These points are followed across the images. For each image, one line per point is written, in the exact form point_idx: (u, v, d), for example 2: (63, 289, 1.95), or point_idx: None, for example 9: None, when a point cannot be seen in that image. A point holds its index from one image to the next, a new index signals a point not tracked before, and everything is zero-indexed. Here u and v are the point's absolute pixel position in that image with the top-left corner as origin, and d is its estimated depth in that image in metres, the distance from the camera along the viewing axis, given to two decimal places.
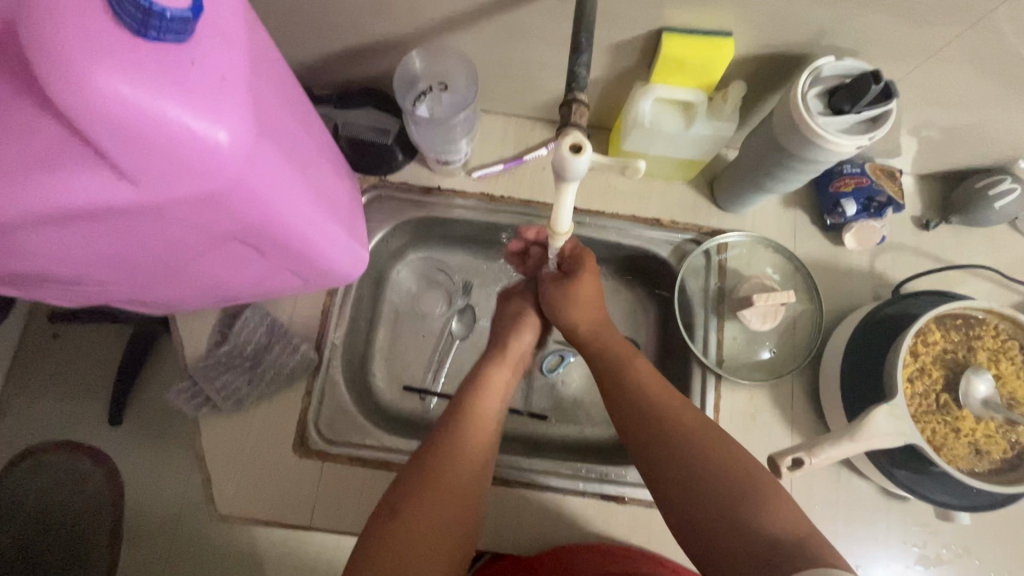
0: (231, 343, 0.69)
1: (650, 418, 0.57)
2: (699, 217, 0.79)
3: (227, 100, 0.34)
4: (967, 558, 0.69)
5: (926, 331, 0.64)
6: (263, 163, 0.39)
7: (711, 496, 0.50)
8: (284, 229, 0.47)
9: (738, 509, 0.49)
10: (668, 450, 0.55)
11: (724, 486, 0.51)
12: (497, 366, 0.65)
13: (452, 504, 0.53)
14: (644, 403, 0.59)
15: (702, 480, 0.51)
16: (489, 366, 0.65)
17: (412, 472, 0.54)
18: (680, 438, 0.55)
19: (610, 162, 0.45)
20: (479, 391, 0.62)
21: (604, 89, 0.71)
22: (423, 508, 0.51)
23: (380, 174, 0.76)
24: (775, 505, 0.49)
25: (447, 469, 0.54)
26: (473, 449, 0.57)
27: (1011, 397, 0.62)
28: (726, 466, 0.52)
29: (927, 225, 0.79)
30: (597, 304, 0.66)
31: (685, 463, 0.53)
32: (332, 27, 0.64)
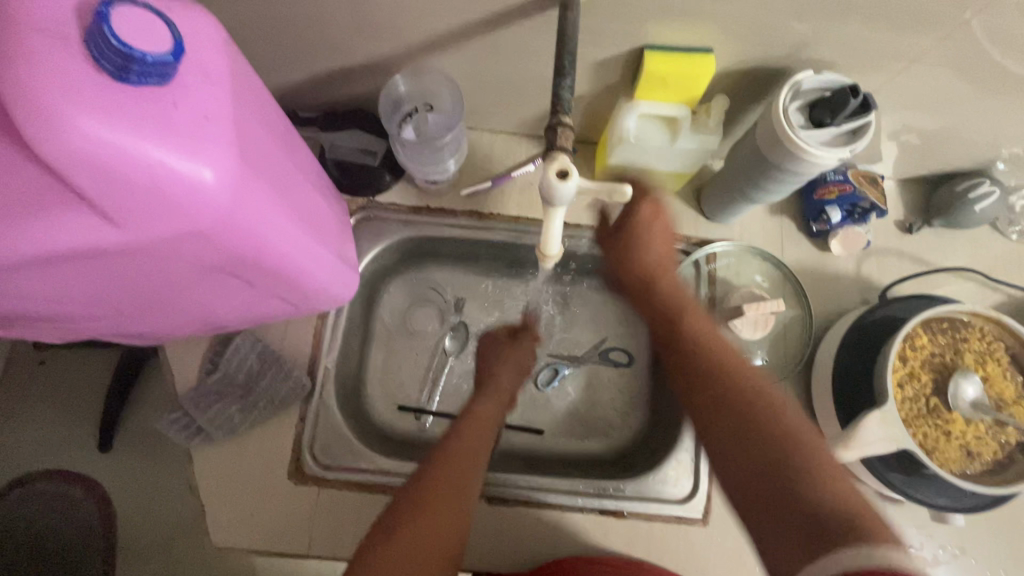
0: (221, 372, 0.68)
1: (705, 376, 0.54)
2: (686, 228, 0.79)
3: (212, 139, 0.34)
4: (964, 559, 0.69)
5: (914, 335, 0.65)
6: (250, 198, 0.38)
7: (766, 457, 0.46)
8: (274, 257, 0.46)
9: (798, 482, 0.44)
10: (736, 417, 0.49)
11: (786, 456, 0.45)
12: (487, 400, 0.68)
13: (440, 528, 0.53)
14: (702, 361, 0.55)
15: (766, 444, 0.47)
16: (480, 399, 0.68)
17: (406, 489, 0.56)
18: (746, 403, 0.50)
19: (595, 188, 0.47)
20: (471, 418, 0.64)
21: (589, 104, 0.72)
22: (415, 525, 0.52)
23: (368, 195, 0.76)
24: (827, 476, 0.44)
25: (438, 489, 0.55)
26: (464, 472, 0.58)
27: (999, 398, 0.63)
28: (782, 439, 0.47)
29: (910, 228, 0.80)
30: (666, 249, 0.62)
31: (743, 432, 0.48)
32: (316, 50, 0.64)
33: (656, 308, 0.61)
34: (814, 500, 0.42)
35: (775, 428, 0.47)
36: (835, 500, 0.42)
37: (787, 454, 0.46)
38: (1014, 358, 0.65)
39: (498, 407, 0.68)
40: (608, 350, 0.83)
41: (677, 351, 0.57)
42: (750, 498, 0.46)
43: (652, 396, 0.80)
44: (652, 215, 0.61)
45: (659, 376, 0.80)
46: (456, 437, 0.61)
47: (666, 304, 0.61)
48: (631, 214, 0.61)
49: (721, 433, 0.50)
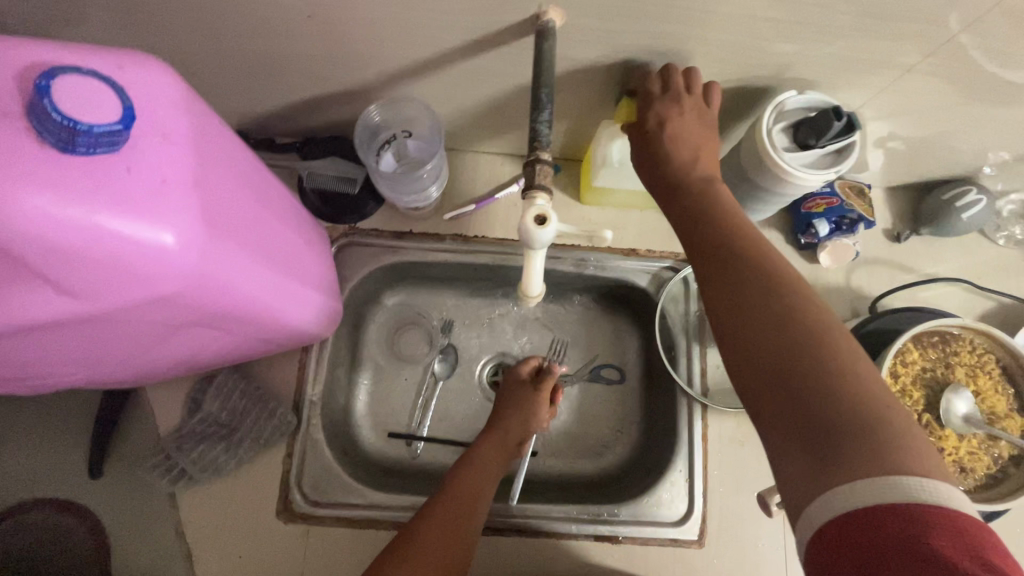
0: (205, 412, 0.66)
1: (732, 255, 0.46)
2: (675, 243, 0.78)
3: (172, 202, 0.33)
4: None
5: (905, 351, 0.64)
6: (218, 256, 0.37)
7: (781, 329, 0.41)
8: (249, 306, 0.45)
9: (832, 410, 0.37)
10: (767, 331, 0.41)
11: (817, 376, 0.38)
12: (485, 446, 0.68)
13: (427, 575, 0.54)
14: (730, 238, 0.47)
15: (770, 312, 0.42)
16: (482, 444, 0.68)
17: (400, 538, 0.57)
18: (779, 314, 0.42)
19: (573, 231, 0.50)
20: (468, 466, 0.65)
21: (571, 123, 0.71)
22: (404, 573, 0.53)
23: (351, 222, 0.75)
24: (851, 374, 0.38)
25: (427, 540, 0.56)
26: (454, 526, 0.58)
27: (991, 412, 0.63)
28: (812, 344, 0.40)
29: (899, 237, 0.80)
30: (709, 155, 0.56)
31: (746, 282, 0.44)
32: (288, 78, 0.62)
33: (660, 175, 0.55)
34: (831, 406, 0.37)
35: (802, 332, 0.40)
36: (872, 429, 0.36)
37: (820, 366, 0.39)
38: (1006, 370, 0.64)
39: (500, 456, 0.68)
40: (600, 368, 0.82)
41: (700, 236, 0.49)
42: (755, 347, 0.41)
43: (646, 415, 0.79)
44: (697, 108, 0.55)
45: (652, 394, 0.79)
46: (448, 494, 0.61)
47: (683, 177, 0.53)
48: (678, 85, 0.55)
49: (739, 320, 0.43)
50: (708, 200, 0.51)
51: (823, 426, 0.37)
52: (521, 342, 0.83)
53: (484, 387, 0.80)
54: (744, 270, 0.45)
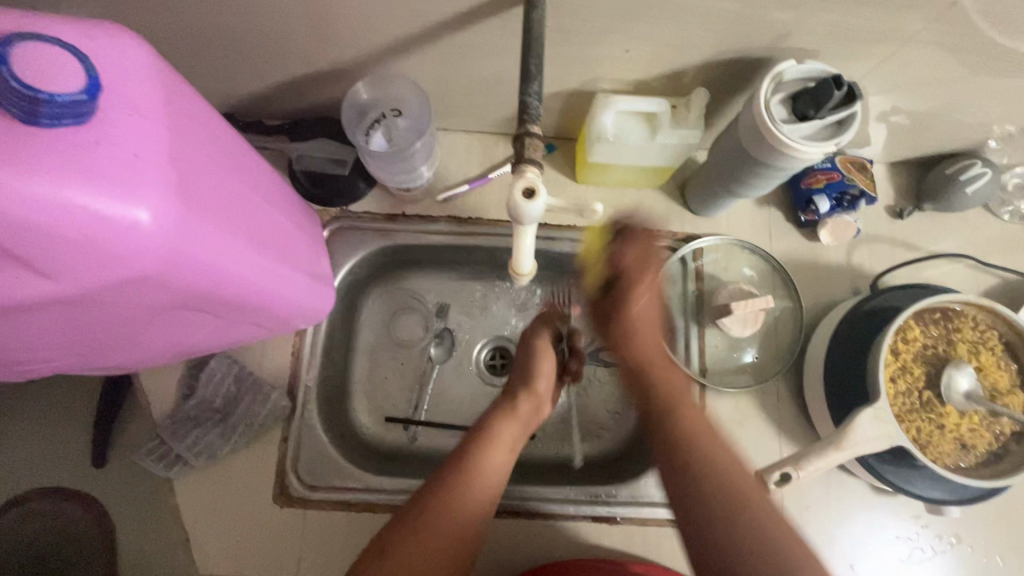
0: (200, 397, 0.66)
1: (689, 466, 0.57)
2: (672, 223, 0.77)
3: (146, 177, 0.32)
4: (961, 547, 0.69)
5: (906, 327, 0.63)
6: (198, 235, 0.36)
7: (734, 522, 0.52)
8: (236, 289, 0.44)
9: (732, 511, 0.53)
10: (698, 457, 0.57)
11: (710, 468, 0.56)
12: (507, 422, 0.63)
13: (437, 558, 0.53)
14: (687, 449, 0.58)
15: (728, 491, 0.54)
16: (502, 418, 0.63)
17: (410, 514, 0.54)
18: (728, 502, 0.54)
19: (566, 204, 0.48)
20: (488, 444, 0.60)
21: (565, 100, 0.69)
22: (415, 557, 0.52)
23: (342, 205, 0.74)
24: (779, 528, 0.52)
25: (442, 522, 0.54)
26: (470, 508, 0.56)
27: (993, 388, 0.62)
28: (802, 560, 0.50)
29: (901, 213, 0.78)
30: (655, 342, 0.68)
31: (720, 503, 0.54)
32: (272, 56, 0.61)
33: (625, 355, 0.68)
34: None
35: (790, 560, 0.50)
36: (774, 546, 0.51)
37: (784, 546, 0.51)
38: (1009, 346, 0.63)
39: (520, 430, 0.63)
40: (597, 350, 0.81)
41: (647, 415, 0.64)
42: (720, 544, 0.52)
43: None
44: (652, 285, 0.69)
45: None
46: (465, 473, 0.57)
47: (639, 365, 0.67)
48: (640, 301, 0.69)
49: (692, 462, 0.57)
50: (662, 387, 0.65)
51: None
52: (517, 325, 0.82)
53: (481, 370, 0.80)
54: (687, 454, 0.58)
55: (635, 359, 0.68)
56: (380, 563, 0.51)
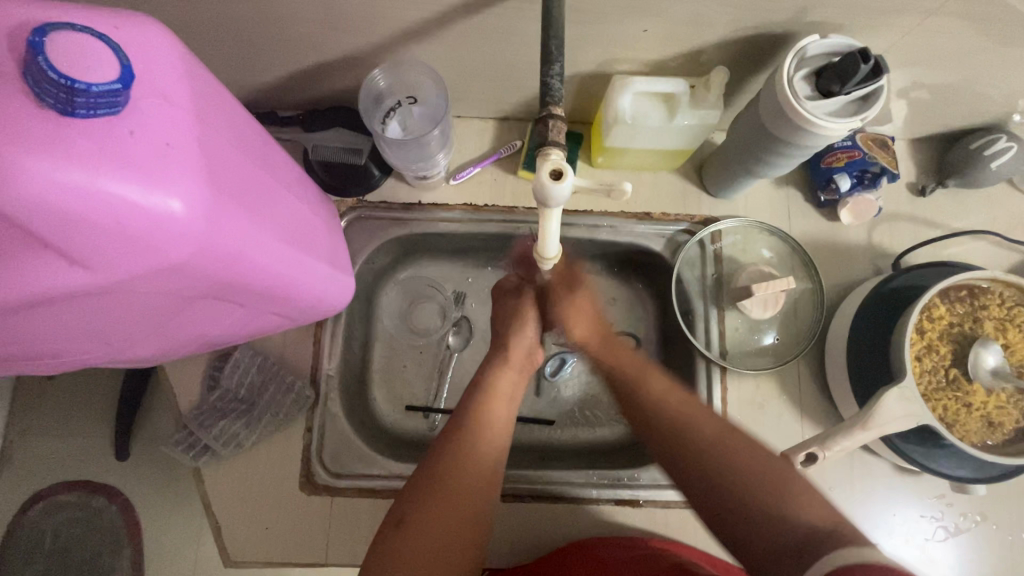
0: (224, 388, 0.66)
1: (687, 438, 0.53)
2: (689, 206, 0.76)
3: (177, 168, 0.32)
4: (986, 525, 0.69)
5: (931, 306, 0.62)
6: (226, 224, 0.36)
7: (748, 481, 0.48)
8: (261, 277, 0.44)
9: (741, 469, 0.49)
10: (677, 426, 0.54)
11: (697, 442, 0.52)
12: (505, 372, 0.62)
13: (456, 503, 0.50)
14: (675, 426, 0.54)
15: (724, 461, 0.50)
16: (500, 369, 0.62)
17: (421, 474, 0.52)
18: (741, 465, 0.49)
19: (598, 185, 0.48)
20: (490, 393, 0.59)
21: (580, 83, 0.68)
22: (430, 515, 0.49)
23: (357, 195, 0.73)
24: (798, 493, 0.46)
25: (461, 468, 0.52)
26: (482, 455, 0.54)
27: (1021, 365, 0.61)
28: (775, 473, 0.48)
29: (923, 190, 0.77)
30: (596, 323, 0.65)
31: (730, 463, 0.49)
32: (286, 46, 0.60)
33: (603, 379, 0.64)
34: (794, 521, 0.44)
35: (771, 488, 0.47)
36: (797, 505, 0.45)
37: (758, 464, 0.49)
38: None
39: (517, 378, 0.62)
40: (615, 336, 0.82)
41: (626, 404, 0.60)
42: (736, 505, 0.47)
43: None
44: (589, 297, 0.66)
45: (668, 360, 0.79)
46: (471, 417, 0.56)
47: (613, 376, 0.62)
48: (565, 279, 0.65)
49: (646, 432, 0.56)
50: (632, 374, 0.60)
51: (795, 546, 0.43)
52: None
53: None
54: (677, 430, 0.54)
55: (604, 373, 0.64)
56: (393, 537, 0.48)
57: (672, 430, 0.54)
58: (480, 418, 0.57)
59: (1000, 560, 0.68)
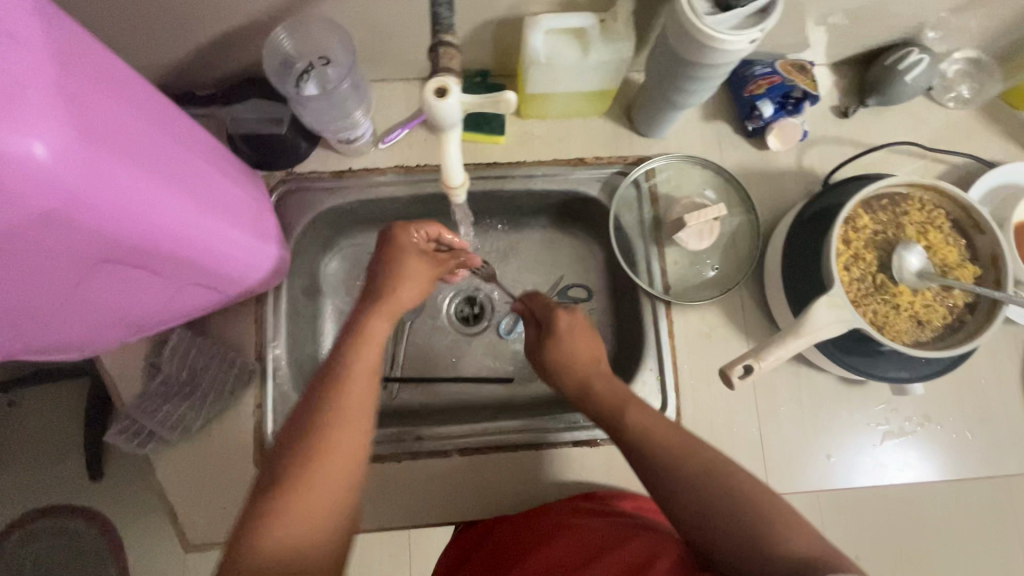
0: (165, 372, 0.65)
1: (675, 459, 0.52)
2: (622, 148, 0.77)
3: (39, 109, 0.32)
4: (931, 425, 0.71)
5: (854, 217, 0.64)
6: (109, 174, 0.36)
7: (748, 517, 0.48)
8: (172, 244, 0.44)
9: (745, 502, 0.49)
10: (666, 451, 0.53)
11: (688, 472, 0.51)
12: (376, 317, 0.54)
13: (327, 476, 0.45)
14: (665, 454, 0.53)
15: (725, 497, 0.49)
16: (366, 314, 0.54)
17: (289, 437, 0.47)
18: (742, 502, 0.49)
19: (480, 100, 0.46)
20: (358, 343, 0.52)
21: (497, 32, 0.68)
22: (301, 491, 0.44)
23: (286, 168, 0.72)
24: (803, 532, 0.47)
25: (326, 436, 0.46)
26: (349, 412, 0.48)
27: (944, 264, 0.63)
28: (769, 509, 0.48)
29: (846, 112, 0.78)
30: (589, 355, 0.63)
31: (733, 498, 0.49)
32: (186, 14, 0.59)
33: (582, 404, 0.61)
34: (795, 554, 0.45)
35: (766, 523, 0.47)
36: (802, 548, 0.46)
37: (761, 497, 0.49)
38: (955, 223, 0.64)
39: (391, 324, 0.55)
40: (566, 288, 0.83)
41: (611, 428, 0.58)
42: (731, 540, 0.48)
43: (615, 323, 0.80)
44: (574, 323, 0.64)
45: (619, 305, 0.80)
46: (340, 371, 0.49)
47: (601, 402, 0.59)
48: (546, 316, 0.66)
49: (637, 459, 0.54)
50: (614, 400, 0.59)
51: None
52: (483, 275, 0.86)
53: (452, 322, 0.84)
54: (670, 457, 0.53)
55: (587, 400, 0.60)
56: (266, 500, 0.44)
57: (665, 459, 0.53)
58: (349, 372, 0.49)
59: (947, 457, 0.71)
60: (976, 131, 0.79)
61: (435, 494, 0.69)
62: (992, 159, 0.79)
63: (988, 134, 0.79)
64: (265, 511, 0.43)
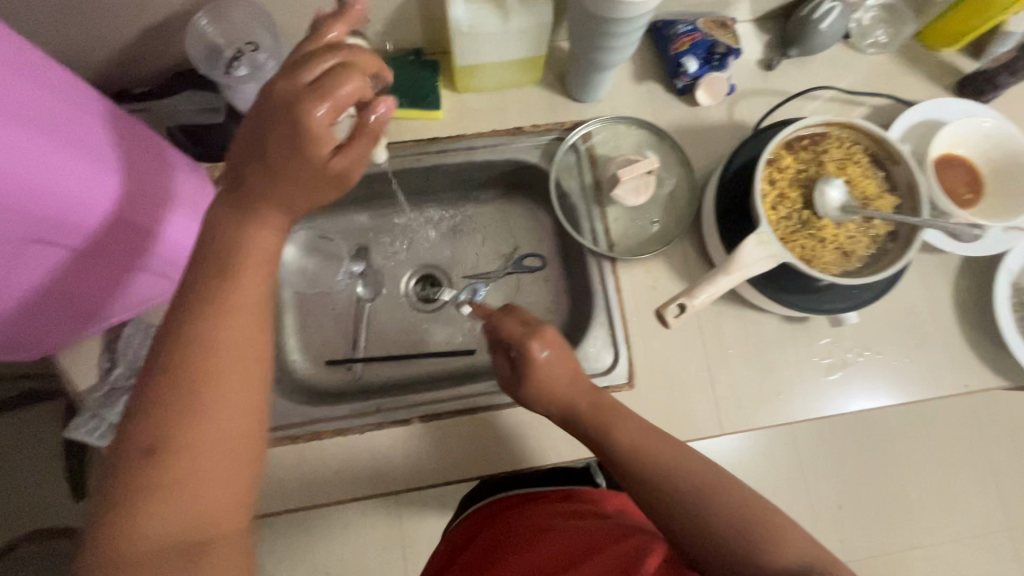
0: (122, 364, 0.66)
1: (667, 482, 0.55)
2: (559, 115, 0.79)
3: None
4: (871, 355, 0.75)
5: (777, 159, 0.67)
6: (21, 150, 0.41)
7: (740, 530, 0.51)
8: (83, 212, 0.48)
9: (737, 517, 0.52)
10: (658, 474, 0.56)
11: (680, 491, 0.54)
12: (269, 236, 0.44)
13: (223, 441, 0.41)
14: (657, 476, 0.56)
15: (719, 513, 0.52)
16: (254, 222, 0.44)
17: (159, 390, 0.41)
18: (735, 515, 0.52)
19: None
20: (244, 269, 0.43)
21: (423, 9, 0.69)
22: (195, 457, 0.40)
23: (230, 158, 0.74)
24: (787, 537, 0.50)
25: (208, 388, 0.41)
26: (240, 362, 0.43)
27: (864, 196, 0.66)
28: (759, 522, 0.51)
29: (771, 64, 0.81)
30: (569, 379, 0.62)
31: (722, 512, 0.52)
32: (109, 10, 0.60)
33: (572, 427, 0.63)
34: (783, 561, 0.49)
35: (753, 531, 0.51)
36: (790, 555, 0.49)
37: (751, 509, 0.52)
38: (874, 157, 0.68)
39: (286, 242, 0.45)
40: (519, 257, 0.85)
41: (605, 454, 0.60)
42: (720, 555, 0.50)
43: (568, 286, 0.83)
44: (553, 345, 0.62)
45: (571, 268, 0.82)
46: (216, 305, 0.42)
47: (591, 429, 0.61)
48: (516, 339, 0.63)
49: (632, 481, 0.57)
50: (604, 425, 0.60)
51: None
52: (438, 251, 0.87)
53: (411, 298, 0.86)
54: (660, 478, 0.56)
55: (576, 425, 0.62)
56: (144, 472, 0.39)
57: (658, 483, 0.55)
58: (229, 309, 0.43)
59: (890, 383, 0.74)
60: (896, 73, 0.83)
61: (399, 463, 0.70)
62: (912, 98, 0.83)
63: (907, 75, 0.83)
64: (131, 482, 0.39)
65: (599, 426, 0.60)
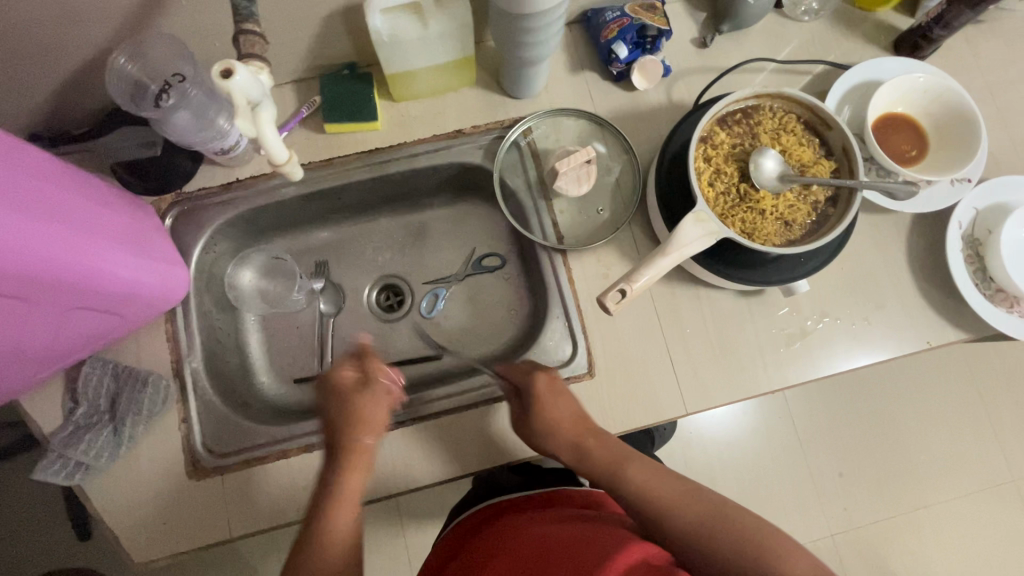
0: (85, 403, 0.67)
1: (672, 516, 0.55)
2: (497, 113, 0.79)
3: None
4: (830, 320, 0.75)
5: (711, 135, 0.67)
6: None
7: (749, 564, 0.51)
8: (40, 265, 0.50)
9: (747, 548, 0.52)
10: (662, 510, 0.56)
11: (684, 523, 0.55)
12: (352, 474, 0.60)
13: None
14: (665, 515, 0.56)
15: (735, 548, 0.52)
16: (342, 474, 0.59)
17: None
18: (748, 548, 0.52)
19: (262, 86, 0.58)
20: (343, 471, 0.60)
21: (347, 23, 0.70)
22: None
23: (175, 189, 0.74)
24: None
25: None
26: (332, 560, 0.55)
27: (801, 164, 0.66)
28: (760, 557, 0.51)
29: (705, 42, 0.81)
30: (574, 417, 0.66)
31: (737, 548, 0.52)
32: (32, 56, 0.61)
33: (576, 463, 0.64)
34: None
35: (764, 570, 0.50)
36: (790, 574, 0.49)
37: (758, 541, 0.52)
38: (807, 124, 0.68)
39: (362, 473, 0.60)
40: (476, 258, 0.86)
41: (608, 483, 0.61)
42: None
43: (527, 282, 0.83)
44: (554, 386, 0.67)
45: (527, 264, 0.83)
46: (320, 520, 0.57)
47: (591, 458, 0.63)
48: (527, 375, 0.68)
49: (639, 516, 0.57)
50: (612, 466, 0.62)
51: None
52: (397, 259, 0.88)
53: (374, 310, 0.86)
54: (669, 512, 0.56)
55: (576, 460, 0.64)
56: None
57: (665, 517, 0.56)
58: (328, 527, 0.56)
59: (852, 348, 0.74)
60: (832, 37, 0.83)
61: None
62: (850, 60, 0.82)
63: (843, 38, 0.83)
64: None
65: (606, 459, 0.62)
